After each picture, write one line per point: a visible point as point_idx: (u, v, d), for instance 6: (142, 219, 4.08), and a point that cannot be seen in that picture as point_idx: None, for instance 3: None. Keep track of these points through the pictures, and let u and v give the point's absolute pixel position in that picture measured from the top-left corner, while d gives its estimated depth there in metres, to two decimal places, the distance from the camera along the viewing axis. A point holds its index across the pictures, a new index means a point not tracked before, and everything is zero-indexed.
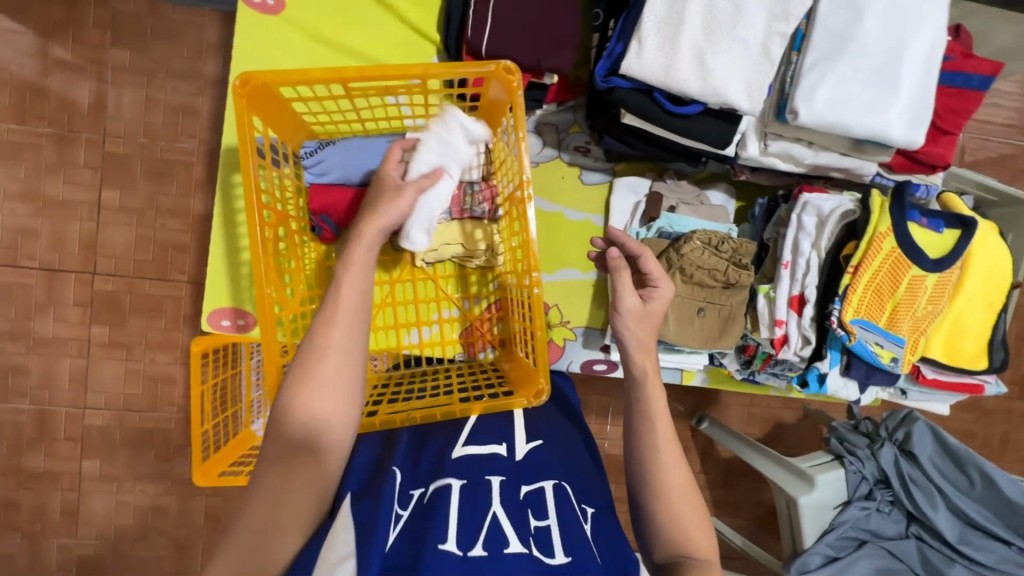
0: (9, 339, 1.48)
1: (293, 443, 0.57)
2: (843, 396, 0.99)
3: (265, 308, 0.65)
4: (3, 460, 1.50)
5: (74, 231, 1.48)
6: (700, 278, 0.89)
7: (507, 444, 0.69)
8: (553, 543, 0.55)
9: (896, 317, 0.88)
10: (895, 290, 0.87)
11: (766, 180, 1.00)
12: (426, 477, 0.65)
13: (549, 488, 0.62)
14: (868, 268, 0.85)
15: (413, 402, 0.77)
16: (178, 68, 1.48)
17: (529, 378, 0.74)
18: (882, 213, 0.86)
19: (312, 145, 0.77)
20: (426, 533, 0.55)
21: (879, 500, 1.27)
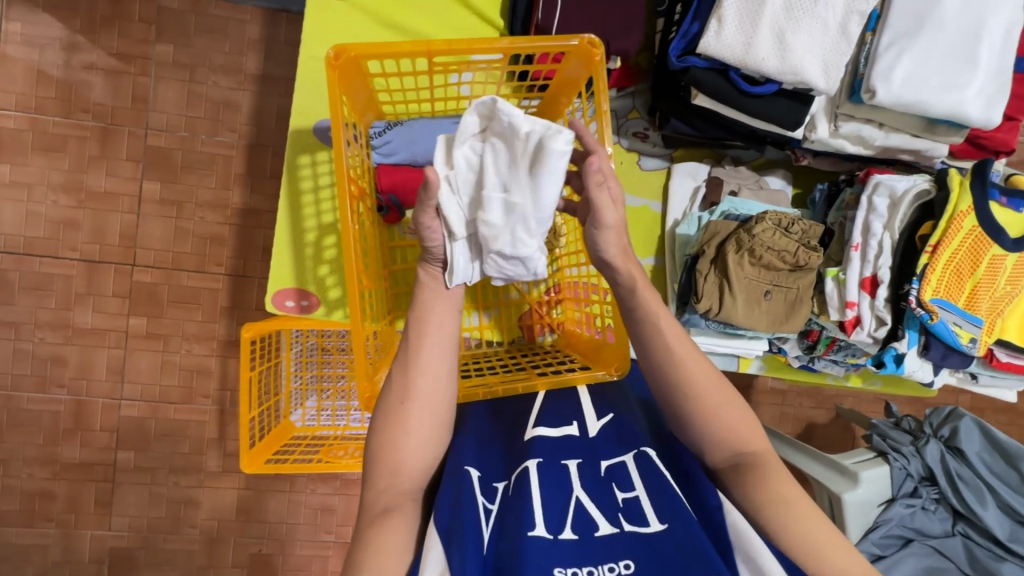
0: (48, 329, 1.49)
1: (396, 413, 0.60)
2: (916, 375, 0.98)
3: (352, 277, 0.65)
4: (38, 449, 1.51)
5: (115, 222, 1.50)
6: (769, 260, 0.87)
7: (578, 422, 0.64)
8: (644, 511, 0.54)
9: (975, 297, 0.89)
10: (975, 269, 0.88)
11: (828, 166, 1.01)
12: (505, 469, 0.61)
13: (630, 460, 0.59)
14: (947, 247, 0.85)
15: (480, 377, 0.77)
16: (220, 63, 1.50)
17: (605, 353, 0.73)
18: (963, 191, 0.87)
19: (380, 125, 0.78)
20: (517, 520, 0.53)
21: (925, 497, 1.26)
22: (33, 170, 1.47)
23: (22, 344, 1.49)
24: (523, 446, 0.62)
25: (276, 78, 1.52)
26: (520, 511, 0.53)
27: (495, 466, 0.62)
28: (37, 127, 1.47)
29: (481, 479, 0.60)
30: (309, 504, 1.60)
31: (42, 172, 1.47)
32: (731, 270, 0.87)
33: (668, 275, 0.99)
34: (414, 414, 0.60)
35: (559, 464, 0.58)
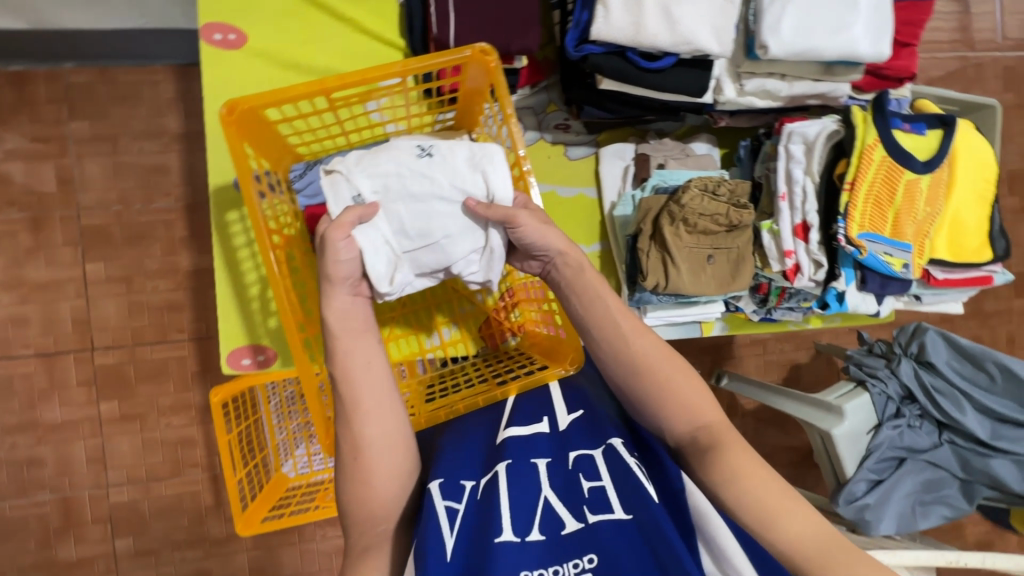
0: (18, 432, 1.45)
1: (354, 468, 0.61)
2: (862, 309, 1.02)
3: (293, 331, 0.64)
4: (32, 556, 1.46)
5: (65, 310, 1.46)
6: (704, 225, 0.90)
7: (549, 418, 0.65)
8: (609, 500, 0.55)
9: (899, 224, 0.93)
10: (893, 198, 0.92)
11: (745, 123, 1.03)
12: (477, 468, 0.61)
13: (600, 455, 0.60)
14: (863, 182, 0.91)
15: (445, 398, 0.79)
16: (141, 128, 1.47)
17: (561, 348, 0.77)
18: (867, 127, 0.92)
19: (300, 168, 0.76)
20: (487, 528, 0.53)
21: (908, 415, 1.30)
22: None
23: None
24: (495, 450, 0.62)
25: (200, 133, 1.49)
26: (489, 518, 0.54)
27: (469, 466, 0.61)
28: None
29: (443, 482, 0.58)
30: (323, 548, 1.58)
31: None
32: (670, 242, 0.90)
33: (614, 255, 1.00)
34: (376, 465, 0.61)
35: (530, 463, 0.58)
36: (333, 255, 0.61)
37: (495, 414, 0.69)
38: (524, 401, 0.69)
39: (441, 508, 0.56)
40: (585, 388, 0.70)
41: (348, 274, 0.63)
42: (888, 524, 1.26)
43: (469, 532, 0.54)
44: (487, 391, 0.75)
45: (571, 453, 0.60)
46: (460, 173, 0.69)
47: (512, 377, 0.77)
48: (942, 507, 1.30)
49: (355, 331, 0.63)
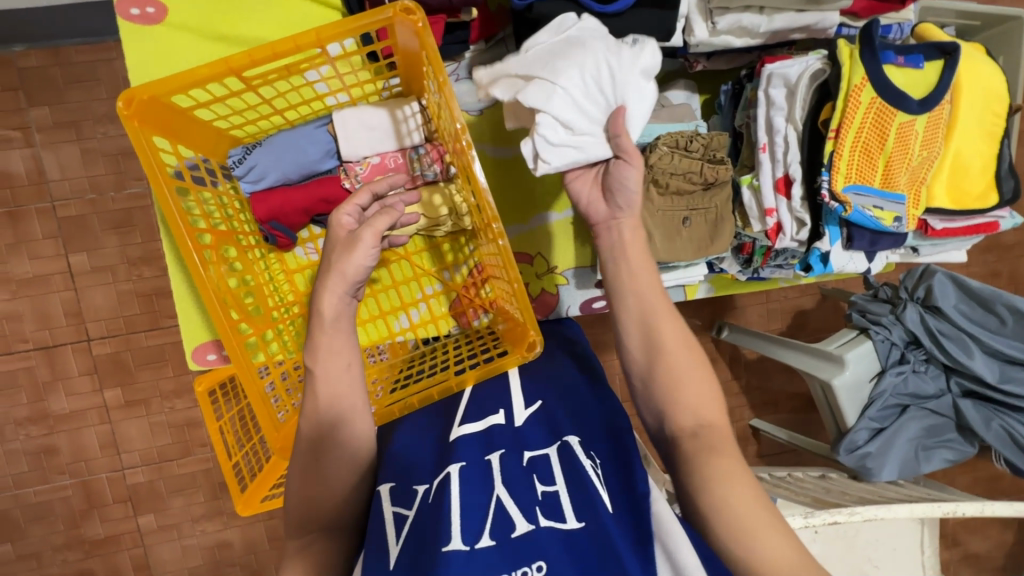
0: (29, 423, 1.49)
1: (312, 470, 0.63)
2: (849, 267, 0.98)
3: (225, 329, 0.64)
4: (63, 535, 1.54)
5: (55, 303, 1.46)
6: (676, 186, 0.85)
7: (505, 410, 0.67)
8: (563, 509, 0.55)
9: (891, 173, 0.86)
10: (884, 143, 0.84)
11: (725, 65, 0.94)
12: (431, 470, 0.62)
13: (554, 453, 0.61)
14: (850, 130, 0.82)
15: (403, 387, 0.78)
16: (103, 111, 1.41)
17: (520, 333, 0.73)
18: (854, 63, 0.82)
19: (239, 153, 0.74)
20: (434, 530, 0.54)
21: (913, 361, 1.26)
22: None
23: (10, 445, 1.49)
24: (450, 445, 0.63)
25: None
26: (437, 519, 0.55)
27: (422, 468, 0.63)
28: None
29: (394, 488, 0.61)
30: None
31: None
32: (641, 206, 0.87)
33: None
34: (328, 456, 0.63)
35: (482, 460, 0.60)
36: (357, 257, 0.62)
37: (452, 406, 0.71)
38: (480, 393, 0.71)
39: (388, 513, 0.58)
40: (541, 380, 0.73)
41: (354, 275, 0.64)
42: (890, 471, 1.25)
43: (414, 537, 0.56)
44: (444, 382, 0.74)
45: (527, 452, 0.62)
46: (623, 79, 0.75)
47: (470, 364, 0.77)
48: (943, 451, 1.28)
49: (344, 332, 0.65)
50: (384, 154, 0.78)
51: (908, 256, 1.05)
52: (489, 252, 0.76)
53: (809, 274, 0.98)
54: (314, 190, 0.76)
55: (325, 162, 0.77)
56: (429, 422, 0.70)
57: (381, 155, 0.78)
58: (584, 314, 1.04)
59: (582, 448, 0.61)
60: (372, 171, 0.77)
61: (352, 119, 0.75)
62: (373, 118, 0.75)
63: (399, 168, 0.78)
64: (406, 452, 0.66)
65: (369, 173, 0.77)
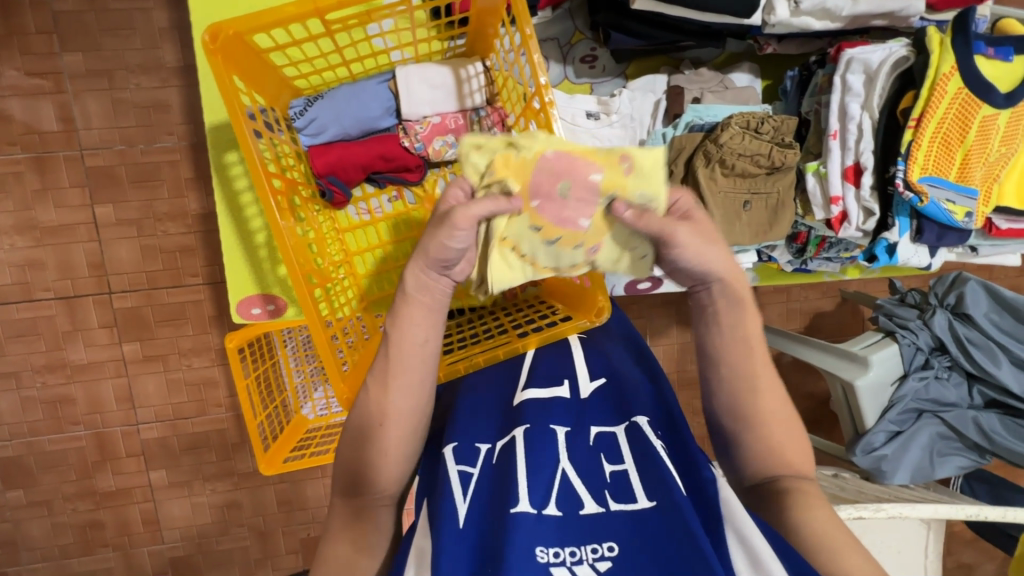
0: (46, 371, 1.49)
1: (372, 436, 0.62)
2: (913, 262, 1.01)
3: (298, 278, 0.65)
4: (75, 485, 1.55)
5: (79, 254, 1.45)
6: (743, 168, 0.88)
7: (569, 382, 0.72)
8: (633, 489, 0.59)
9: (967, 167, 0.90)
10: (964, 137, 0.88)
11: (795, 49, 0.98)
12: (492, 432, 0.67)
13: (622, 432, 0.65)
14: (932, 118, 0.85)
15: (465, 347, 0.86)
16: (136, 61, 1.39)
17: (584, 300, 0.84)
18: (943, 52, 0.85)
19: (300, 104, 0.75)
20: (503, 490, 0.58)
21: (936, 366, 1.26)
22: None
23: (26, 392, 1.49)
24: (513, 409, 0.69)
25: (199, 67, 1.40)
26: (504, 480, 0.59)
27: (484, 431, 0.67)
28: None
29: (458, 446, 0.65)
30: None
31: None
32: (704, 185, 0.89)
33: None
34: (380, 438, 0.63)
35: (547, 426, 0.64)
36: (447, 238, 0.59)
37: (514, 367, 0.77)
38: (542, 360, 0.77)
39: (454, 472, 0.62)
40: (602, 347, 0.79)
41: (444, 256, 0.62)
42: (902, 475, 1.27)
43: (480, 494, 0.60)
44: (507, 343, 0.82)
45: (592, 427, 0.66)
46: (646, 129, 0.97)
47: (526, 328, 0.85)
48: (958, 458, 1.29)
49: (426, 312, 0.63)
50: (445, 114, 0.78)
51: (964, 255, 1.10)
52: None
53: (873, 265, 1.01)
54: (375, 147, 0.78)
55: (385, 119, 0.78)
56: (481, 398, 0.73)
57: (441, 114, 0.78)
58: (627, 293, 1.11)
59: (650, 430, 0.65)
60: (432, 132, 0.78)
61: (415, 75, 0.75)
62: (437, 76, 0.76)
63: (458, 128, 0.79)
64: (468, 416, 0.70)
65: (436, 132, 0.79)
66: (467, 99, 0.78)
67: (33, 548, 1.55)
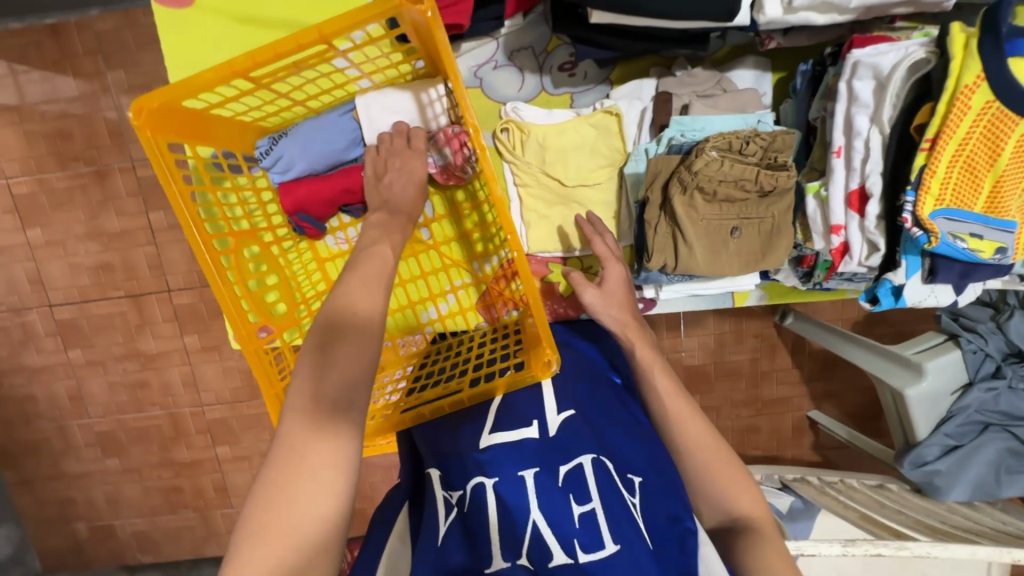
0: (125, 359, 1.69)
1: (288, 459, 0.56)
2: (938, 297, 0.88)
3: (244, 337, 0.71)
4: (157, 456, 1.78)
5: (140, 256, 1.60)
6: (727, 193, 0.80)
7: (538, 422, 0.72)
8: (601, 535, 0.61)
9: (1000, 195, 0.76)
10: (995, 161, 0.74)
11: (806, 41, 0.83)
12: (461, 472, 0.68)
13: (588, 465, 0.67)
14: (949, 142, 0.72)
15: (423, 384, 0.83)
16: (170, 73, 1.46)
17: (538, 347, 0.75)
18: (967, 57, 0.71)
19: (264, 144, 0.76)
20: (472, 534, 0.63)
21: (1010, 376, 1.10)
22: (58, 227, 1.58)
23: (111, 376, 1.70)
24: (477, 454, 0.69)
25: None
26: (476, 523, 0.63)
27: (455, 469, 0.69)
28: (45, 186, 1.55)
29: (442, 475, 0.69)
30: None
31: (66, 226, 1.58)
32: (683, 214, 0.81)
33: (621, 222, 0.95)
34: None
35: (515, 474, 0.66)
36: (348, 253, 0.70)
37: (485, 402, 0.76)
38: (512, 400, 0.75)
39: (439, 497, 0.67)
40: (575, 378, 0.79)
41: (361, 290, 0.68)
42: (959, 493, 1.13)
43: (455, 536, 0.63)
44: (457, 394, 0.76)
45: (561, 468, 0.67)
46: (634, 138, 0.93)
47: (480, 376, 0.78)
48: None
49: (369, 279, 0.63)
50: None
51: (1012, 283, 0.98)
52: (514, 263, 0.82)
53: (875, 307, 0.92)
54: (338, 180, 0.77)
55: (352, 151, 0.77)
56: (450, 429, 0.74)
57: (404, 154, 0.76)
58: None
59: (616, 471, 0.68)
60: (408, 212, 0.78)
61: (375, 103, 0.75)
62: (398, 103, 0.75)
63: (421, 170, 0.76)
64: (440, 450, 0.72)
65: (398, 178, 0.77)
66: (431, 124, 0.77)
67: (131, 507, 1.82)
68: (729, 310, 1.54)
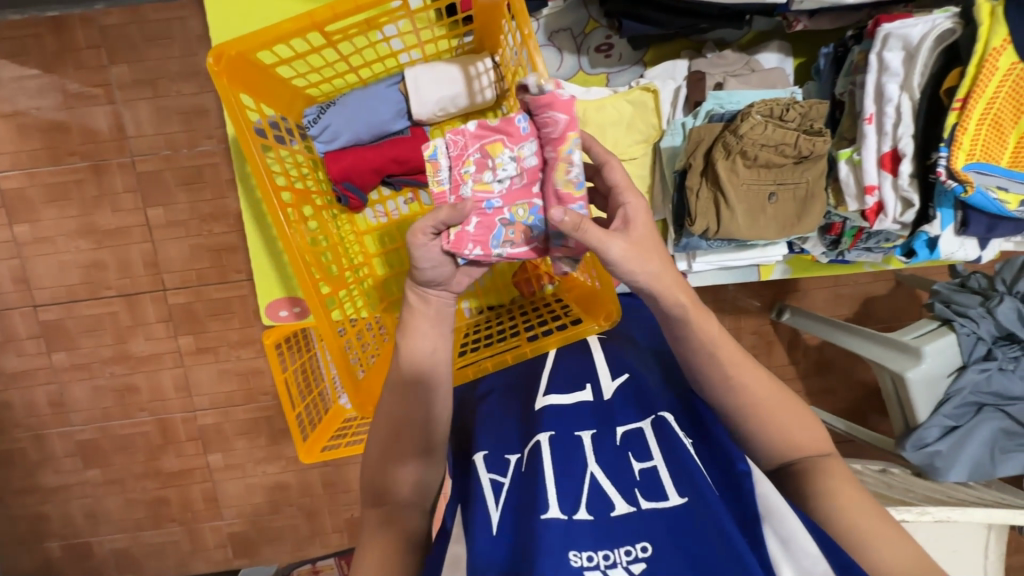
0: (113, 362, 1.62)
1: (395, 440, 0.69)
2: (960, 253, 1.03)
3: (309, 287, 0.74)
4: (142, 465, 1.69)
5: (135, 254, 1.55)
6: (767, 158, 0.90)
7: (592, 385, 0.71)
8: (664, 488, 0.60)
9: (1021, 150, 0.90)
10: (1019, 118, 0.89)
11: (827, 24, 0.97)
12: (517, 440, 0.67)
13: (648, 428, 0.66)
14: (980, 99, 0.86)
15: (476, 350, 0.89)
16: (176, 69, 1.45)
17: (597, 304, 0.86)
18: (995, 22, 0.85)
19: (314, 112, 0.84)
20: (531, 498, 0.59)
21: (1000, 358, 1.17)
22: (48, 223, 1.53)
23: (97, 381, 1.63)
24: (534, 416, 0.68)
25: None
26: (532, 489, 0.60)
27: (508, 437, 0.68)
28: (37, 180, 1.50)
29: (488, 455, 0.66)
30: None
31: (57, 223, 1.53)
32: (726, 177, 0.91)
33: (655, 196, 1.04)
34: (409, 421, 0.68)
35: (572, 435, 0.64)
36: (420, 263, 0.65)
37: (535, 368, 0.77)
38: (563, 362, 0.75)
39: (486, 481, 0.64)
40: (620, 348, 0.77)
41: (431, 279, 0.68)
42: (960, 473, 1.18)
43: (511, 501, 0.62)
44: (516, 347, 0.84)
45: (618, 428, 0.66)
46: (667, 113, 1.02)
47: (535, 332, 0.87)
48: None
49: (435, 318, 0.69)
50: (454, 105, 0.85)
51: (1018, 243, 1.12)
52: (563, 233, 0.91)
53: (912, 259, 1.05)
54: (384, 150, 0.87)
55: (397, 123, 0.87)
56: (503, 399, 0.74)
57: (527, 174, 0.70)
58: None
59: (677, 425, 0.66)
60: (456, 239, 0.67)
61: (424, 76, 0.82)
62: (446, 72, 0.83)
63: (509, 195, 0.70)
64: (491, 413, 0.72)
65: (457, 177, 0.72)
66: (477, 94, 0.84)
67: (111, 521, 1.72)
68: (730, 306, 1.58)
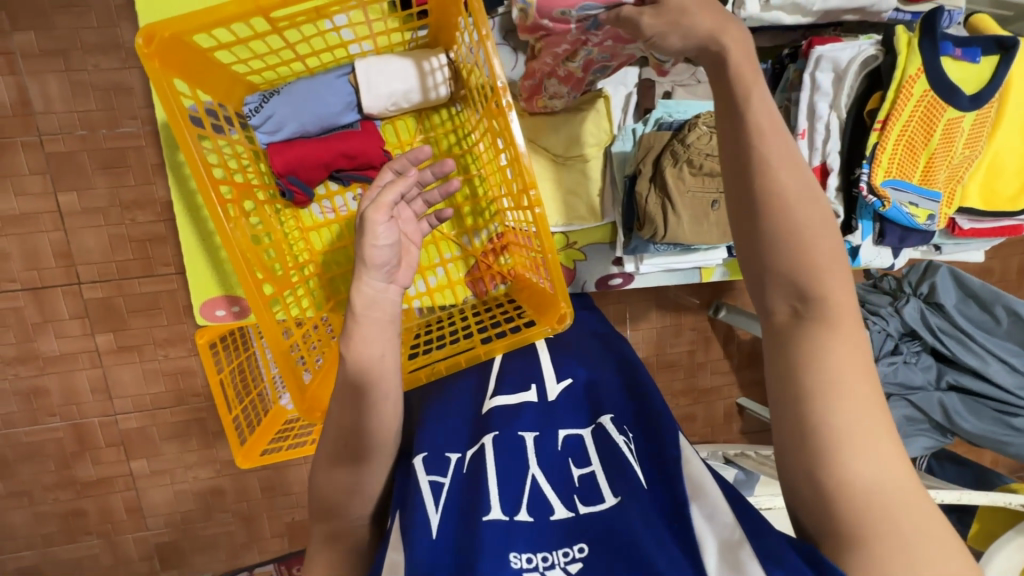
0: (18, 363, 1.46)
1: (335, 452, 0.66)
2: (877, 262, 1.15)
3: (252, 287, 0.70)
4: (54, 475, 1.54)
5: (44, 244, 1.40)
6: (709, 167, 0.94)
7: (537, 388, 0.76)
8: (600, 491, 0.63)
9: (930, 170, 1.04)
10: (928, 140, 1.01)
11: (769, 42, 1.09)
12: (463, 440, 0.71)
13: (589, 434, 0.69)
14: (896, 123, 0.98)
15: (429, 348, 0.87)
16: (92, 41, 1.31)
17: (550, 305, 0.80)
18: (910, 54, 0.97)
19: (257, 101, 0.80)
20: (473, 500, 0.62)
21: (905, 352, 1.30)
22: None
23: None
24: (483, 418, 0.72)
25: None
26: (475, 492, 0.62)
27: (455, 439, 0.71)
28: None
29: (426, 458, 0.67)
30: None
31: None
32: (673, 184, 0.95)
33: (604, 201, 1.04)
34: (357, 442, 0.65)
35: (515, 435, 0.68)
36: (371, 238, 0.63)
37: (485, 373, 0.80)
38: (512, 368, 0.79)
39: (425, 482, 0.64)
40: (569, 355, 0.81)
41: (384, 260, 0.65)
42: None
43: (451, 505, 0.63)
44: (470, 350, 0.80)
45: (560, 431, 0.70)
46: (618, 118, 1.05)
47: (490, 334, 0.83)
48: (923, 438, 1.32)
49: (378, 325, 0.65)
50: (408, 92, 0.83)
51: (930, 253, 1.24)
52: (517, 230, 0.87)
53: None
54: (332, 143, 0.84)
55: (346, 115, 0.83)
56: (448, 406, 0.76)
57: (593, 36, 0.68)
58: (600, 289, 1.15)
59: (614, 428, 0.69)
60: None
61: (375, 68, 0.81)
62: (400, 65, 0.82)
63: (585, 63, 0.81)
64: (439, 421, 0.73)
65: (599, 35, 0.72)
66: (430, 88, 0.83)
67: (15, 537, 1.56)
68: (671, 303, 1.65)
